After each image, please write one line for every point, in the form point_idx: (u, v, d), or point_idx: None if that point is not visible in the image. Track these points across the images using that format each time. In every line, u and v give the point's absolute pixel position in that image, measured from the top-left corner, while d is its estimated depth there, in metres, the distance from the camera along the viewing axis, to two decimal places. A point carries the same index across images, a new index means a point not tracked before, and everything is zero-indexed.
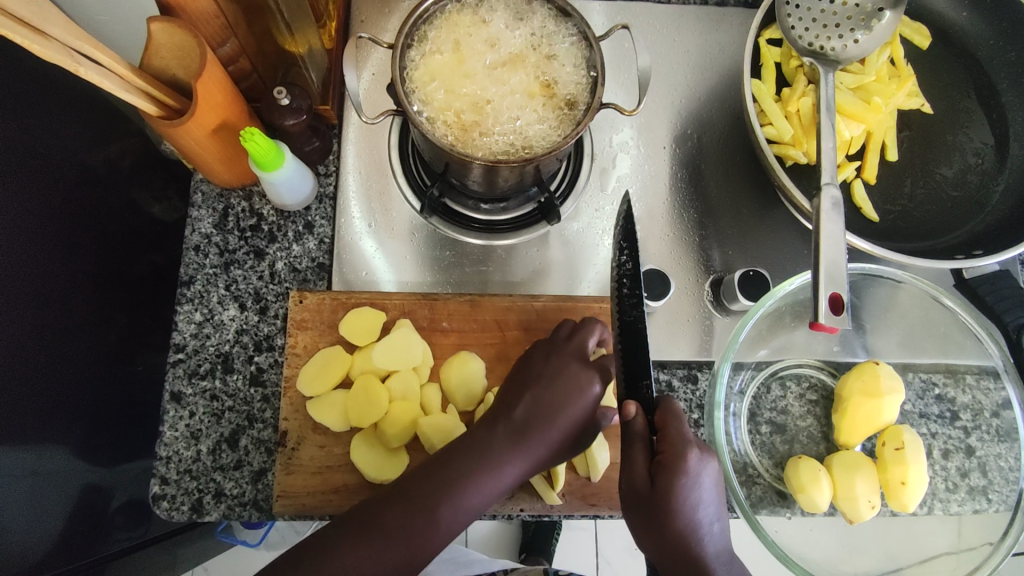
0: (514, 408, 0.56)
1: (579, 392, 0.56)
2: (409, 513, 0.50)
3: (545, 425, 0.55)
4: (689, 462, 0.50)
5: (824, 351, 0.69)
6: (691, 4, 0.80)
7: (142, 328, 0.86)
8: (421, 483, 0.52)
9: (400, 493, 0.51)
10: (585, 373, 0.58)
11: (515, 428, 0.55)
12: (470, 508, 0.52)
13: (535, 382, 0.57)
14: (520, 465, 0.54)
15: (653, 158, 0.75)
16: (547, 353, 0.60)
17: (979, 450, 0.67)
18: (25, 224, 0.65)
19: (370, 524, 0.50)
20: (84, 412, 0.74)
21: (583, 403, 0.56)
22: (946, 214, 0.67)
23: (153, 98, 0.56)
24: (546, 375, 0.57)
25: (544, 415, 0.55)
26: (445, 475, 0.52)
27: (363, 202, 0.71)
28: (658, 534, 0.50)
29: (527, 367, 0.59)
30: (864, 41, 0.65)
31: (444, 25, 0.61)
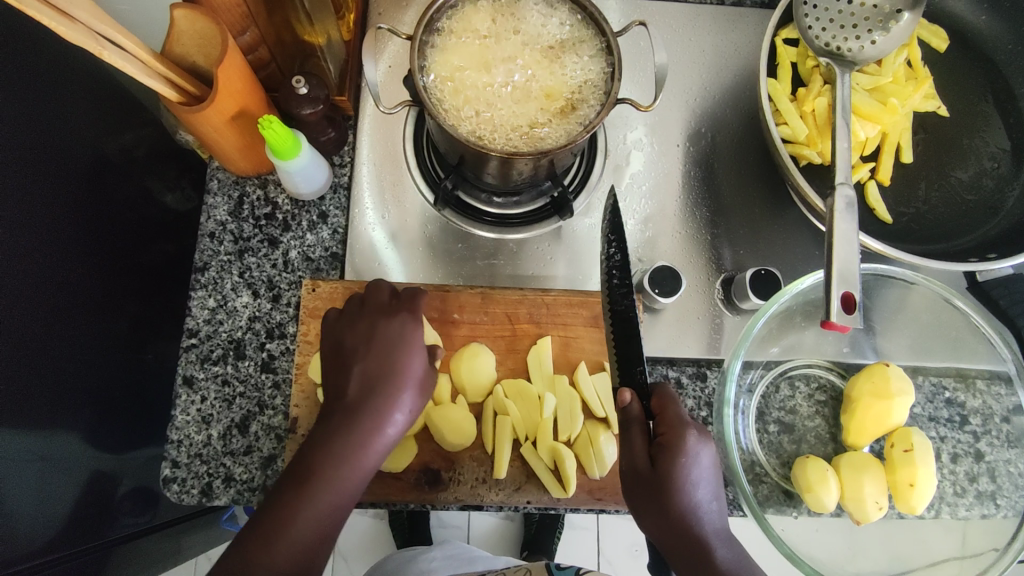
0: (349, 389, 0.55)
1: (400, 338, 0.57)
2: (300, 491, 0.50)
3: (382, 396, 0.54)
4: (688, 441, 0.52)
5: (834, 352, 0.69)
6: (707, 3, 0.81)
7: (152, 315, 0.86)
8: (304, 465, 0.52)
9: (299, 471, 0.52)
10: (397, 318, 0.58)
11: (360, 403, 0.54)
12: (354, 480, 0.52)
13: (359, 352, 0.56)
14: (360, 448, 0.52)
15: (666, 156, 0.75)
16: (353, 317, 0.59)
17: (989, 456, 0.66)
18: (41, 209, 0.66)
19: (274, 516, 0.50)
20: (94, 398, 0.75)
21: (408, 353, 0.56)
22: (960, 217, 0.67)
23: (174, 84, 0.56)
24: (371, 337, 0.57)
25: (379, 384, 0.55)
26: (327, 459, 0.51)
27: (377, 193, 0.72)
28: (658, 515, 0.50)
29: (344, 332, 0.58)
30: (881, 43, 0.65)
31: (463, 17, 0.61)
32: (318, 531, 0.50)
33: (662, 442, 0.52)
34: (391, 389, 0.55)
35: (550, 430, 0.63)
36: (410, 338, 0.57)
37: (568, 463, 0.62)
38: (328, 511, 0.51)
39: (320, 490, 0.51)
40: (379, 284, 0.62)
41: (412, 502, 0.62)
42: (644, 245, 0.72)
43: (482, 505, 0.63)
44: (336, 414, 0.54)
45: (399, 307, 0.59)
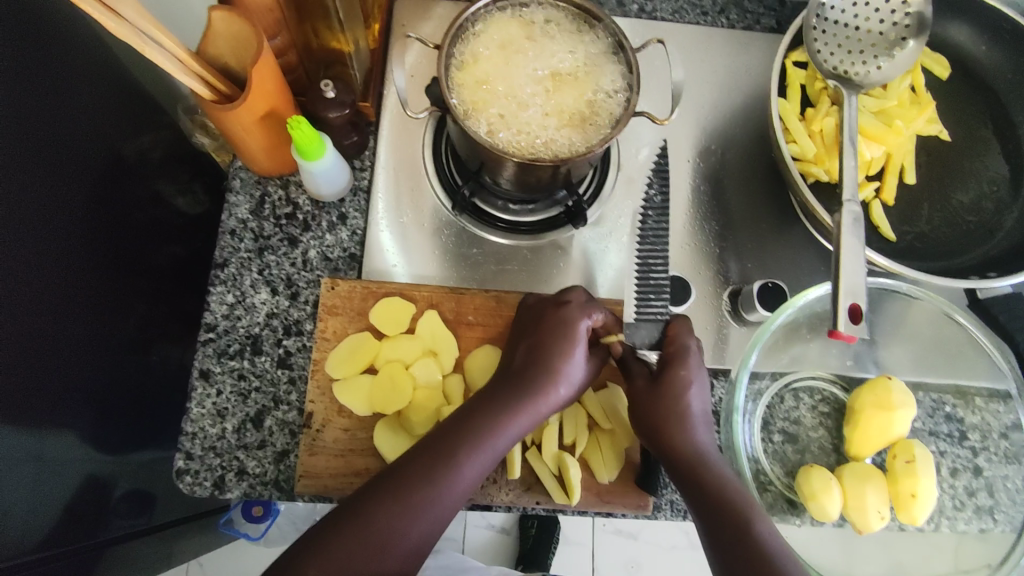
0: (513, 363, 0.61)
1: (566, 326, 0.61)
2: (422, 466, 0.54)
3: (540, 373, 0.59)
4: (689, 359, 0.60)
5: (837, 365, 0.71)
6: (720, 26, 0.84)
7: (149, 318, 0.88)
8: (429, 443, 0.56)
9: (428, 448, 0.56)
10: (566, 312, 0.62)
11: (515, 378, 0.60)
12: (492, 453, 0.56)
13: (528, 333, 0.62)
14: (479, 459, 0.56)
15: (675, 171, 0.78)
16: (530, 307, 0.65)
17: (987, 471, 0.68)
18: (64, 201, 0.68)
19: (381, 488, 0.53)
20: (95, 398, 0.75)
21: (573, 345, 0.60)
22: (960, 238, 0.69)
23: (207, 83, 0.58)
24: (538, 320, 0.62)
25: (539, 361, 0.60)
26: (461, 433, 0.56)
27: (394, 198, 0.73)
28: (651, 414, 0.59)
29: (521, 322, 0.64)
30: (887, 68, 0.68)
31: (487, 30, 0.64)
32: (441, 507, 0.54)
33: (665, 360, 0.60)
34: (550, 372, 0.59)
35: (555, 437, 0.64)
36: (576, 325, 0.61)
37: (573, 472, 0.62)
38: (452, 476, 0.54)
39: (442, 457, 0.55)
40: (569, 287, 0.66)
41: None
42: None
43: (491, 505, 0.64)
44: (510, 391, 0.59)
45: (568, 298, 0.63)
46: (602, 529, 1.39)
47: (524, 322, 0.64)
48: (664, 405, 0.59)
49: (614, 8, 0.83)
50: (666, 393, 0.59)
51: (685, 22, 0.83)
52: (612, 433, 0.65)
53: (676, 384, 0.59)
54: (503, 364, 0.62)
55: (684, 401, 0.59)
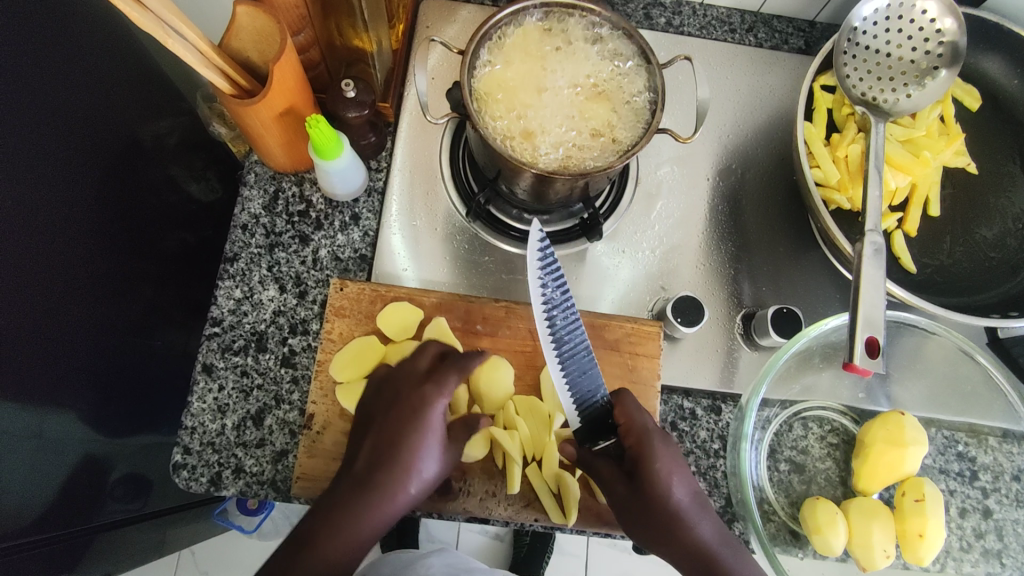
0: (357, 459, 0.55)
1: (417, 411, 0.56)
2: (305, 549, 0.50)
3: (385, 469, 0.53)
4: (655, 444, 0.55)
5: (849, 397, 0.69)
6: (747, 44, 0.82)
7: (156, 301, 0.87)
8: (304, 529, 0.51)
9: (299, 533, 0.51)
10: (422, 396, 0.57)
11: (358, 477, 0.53)
12: (355, 546, 0.51)
13: (380, 423, 0.56)
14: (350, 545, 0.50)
15: (694, 189, 0.76)
16: (384, 385, 0.60)
17: (997, 513, 0.66)
18: (78, 183, 0.68)
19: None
20: (97, 380, 0.75)
21: (423, 432, 0.55)
22: (981, 273, 0.68)
23: (228, 76, 0.58)
24: (387, 408, 0.57)
25: (383, 454, 0.54)
26: (332, 519, 0.51)
27: (408, 200, 0.73)
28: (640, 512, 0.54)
29: (372, 404, 0.59)
30: (916, 97, 0.68)
31: (514, 37, 0.63)
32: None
33: (632, 453, 0.55)
34: (398, 461, 0.53)
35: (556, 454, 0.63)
36: (428, 416, 0.56)
37: (572, 493, 0.61)
38: (349, 553, 0.50)
39: (337, 540, 0.50)
40: (424, 348, 0.61)
41: (420, 509, 0.62)
42: (668, 274, 0.73)
43: (489, 519, 0.63)
44: (349, 492, 0.53)
45: (431, 381, 0.58)
46: (597, 541, 1.38)
47: (374, 403, 0.59)
48: (648, 504, 0.53)
49: (642, 21, 0.82)
50: (647, 491, 0.54)
51: (712, 39, 0.82)
52: None
53: (655, 478, 0.54)
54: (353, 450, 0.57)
55: (667, 496, 0.53)
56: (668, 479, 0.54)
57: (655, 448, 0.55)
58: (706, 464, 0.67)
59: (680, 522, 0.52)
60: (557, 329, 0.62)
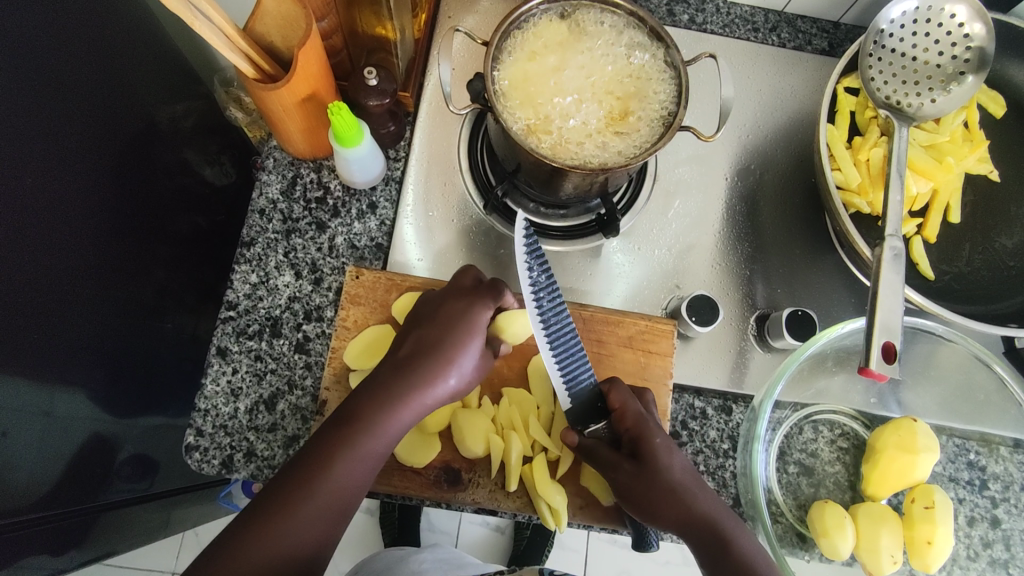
0: (401, 348, 0.57)
1: (464, 315, 0.58)
2: (338, 434, 0.52)
3: (432, 362, 0.55)
4: (651, 424, 0.57)
5: (861, 402, 0.69)
6: (770, 43, 0.82)
7: (167, 283, 0.88)
8: (342, 415, 0.53)
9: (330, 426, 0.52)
10: (472, 297, 0.59)
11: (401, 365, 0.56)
12: (381, 432, 0.53)
13: (430, 315, 0.59)
14: (379, 441, 0.52)
15: (710, 188, 0.76)
16: (430, 295, 0.62)
17: (1005, 523, 0.66)
18: (95, 163, 0.68)
19: (319, 451, 0.51)
20: (108, 360, 0.75)
21: (469, 335, 0.57)
22: (999, 283, 0.67)
23: (251, 60, 0.58)
24: (430, 307, 0.59)
25: (424, 344, 0.56)
26: (368, 404, 0.53)
27: (425, 191, 0.73)
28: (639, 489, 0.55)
29: (419, 309, 0.61)
30: (941, 102, 0.67)
31: (538, 30, 0.63)
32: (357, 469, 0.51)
33: (630, 431, 0.57)
34: (440, 361, 0.55)
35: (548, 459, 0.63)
36: (473, 317, 0.58)
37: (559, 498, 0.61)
38: (376, 449, 0.53)
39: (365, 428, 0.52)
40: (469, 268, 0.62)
41: (428, 499, 0.62)
42: (682, 273, 0.73)
43: (497, 511, 0.63)
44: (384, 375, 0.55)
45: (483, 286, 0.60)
46: (598, 537, 1.38)
47: (418, 310, 0.61)
48: (653, 481, 0.55)
49: (664, 17, 0.81)
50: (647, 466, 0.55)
51: (735, 37, 0.82)
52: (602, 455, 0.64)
53: (653, 453, 0.55)
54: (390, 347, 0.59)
55: (666, 474, 0.55)
56: (669, 458, 0.55)
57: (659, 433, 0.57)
58: (716, 464, 0.67)
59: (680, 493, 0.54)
60: (545, 314, 0.61)
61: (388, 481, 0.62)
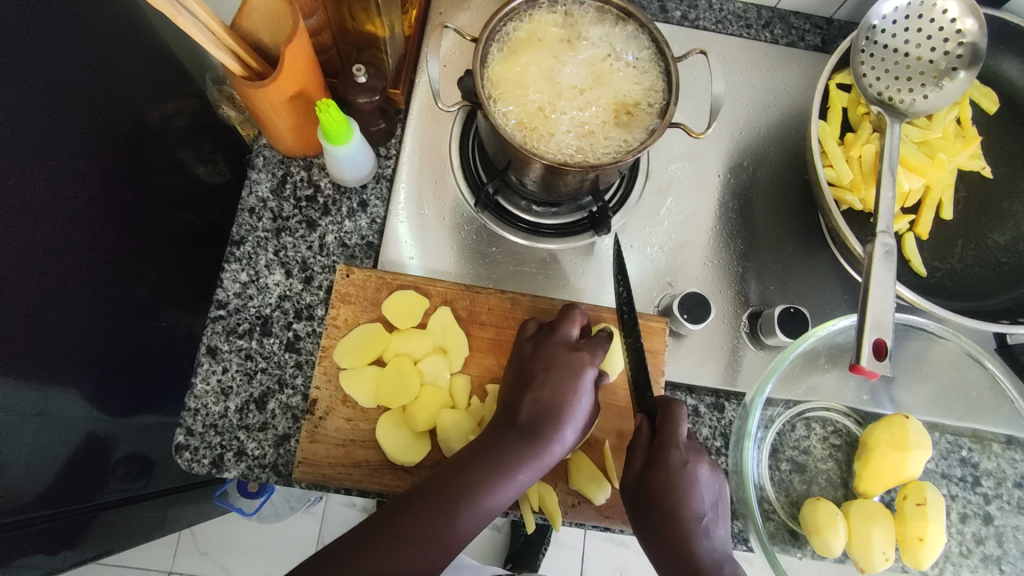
0: (519, 414, 0.57)
1: (573, 377, 0.58)
2: (435, 501, 0.53)
3: (548, 428, 0.56)
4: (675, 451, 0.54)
5: (853, 399, 0.69)
6: (763, 39, 0.82)
7: (161, 282, 0.87)
8: (439, 484, 0.54)
9: (423, 496, 0.54)
10: (577, 362, 0.59)
11: (523, 430, 0.56)
12: (487, 510, 0.54)
13: (537, 380, 0.58)
14: (479, 508, 0.54)
15: (703, 185, 0.76)
16: (532, 342, 0.61)
17: (998, 519, 0.66)
18: (87, 162, 0.68)
19: (413, 513, 0.53)
20: (102, 359, 0.75)
21: (581, 395, 0.58)
22: (991, 279, 0.67)
23: (239, 57, 0.57)
24: (541, 367, 0.59)
25: (550, 414, 0.57)
26: (461, 480, 0.54)
27: (416, 189, 0.72)
28: (661, 534, 0.53)
29: (524, 359, 0.60)
30: (933, 98, 0.67)
31: (528, 27, 0.63)
32: (449, 547, 0.53)
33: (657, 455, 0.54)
34: (559, 428, 0.56)
35: None
36: (582, 379, 0.58)
37: (551, 500, 0.61)
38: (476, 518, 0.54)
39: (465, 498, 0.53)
40: (569, 315, 0.62)
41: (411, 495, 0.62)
42: (674, 270, 0.73)
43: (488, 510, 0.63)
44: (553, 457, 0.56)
45: (581, 347, 0.60)
46: (595, 534, 1.38)
47: (526, 361, 0.60)
48: (665, 507, 0.53)
49: (656, 14, 0.81)
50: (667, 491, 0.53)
51: (728, 33, 0.81)
52: (589, 450, 0.64)
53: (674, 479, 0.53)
54: (503, 404, 0.59)
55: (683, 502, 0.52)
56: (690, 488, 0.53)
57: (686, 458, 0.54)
58: None
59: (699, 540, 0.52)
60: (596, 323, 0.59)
61: (378, 480, 0.61)
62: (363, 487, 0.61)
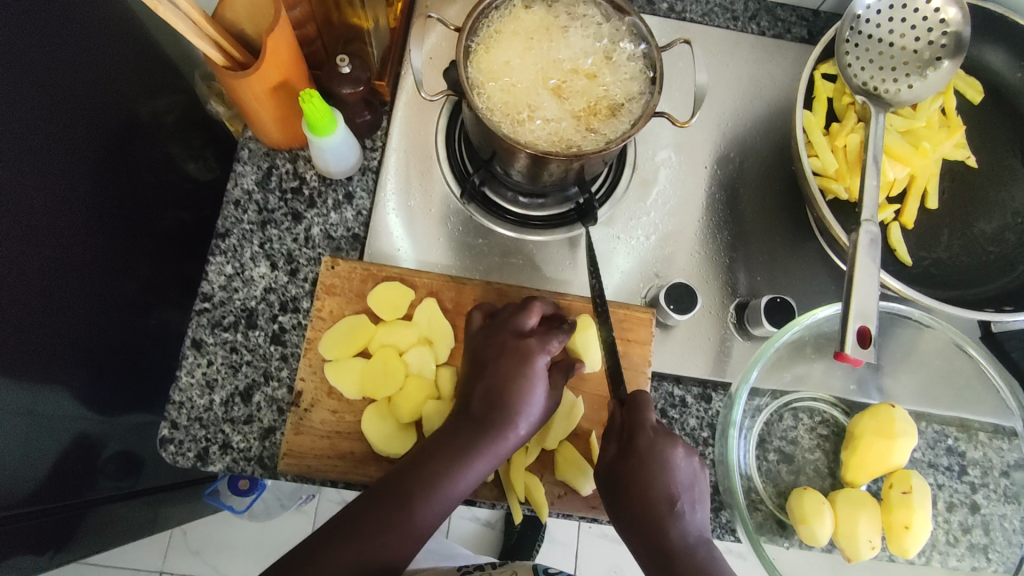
0: (471, 405, 0.58)
1: (523, 364, 0.58)
2: (400, 491, 0.54)
3: (498, 417, 0.56)
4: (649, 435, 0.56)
5: (840, 388, 0.69)
6: (750, 31, 0.82)
7: (151, 279, 0.87)
8: (403, 475, 0.55)
9: (386, 488, 0.55)
10: (525, 348, 0.59)
11: (475, 420, 0.57)
12: (448, 499, 0.55)
13: (487, 370, 0.59)
14: (440, 497, 0.55)
15: (691, 176, 0.76)
16: (486, 331, 0.61)
17: (984, 508, 0.66)
18: (74, 156, 0.67)
19: (379, 504, 0.54)
20: (91, 356, 0.75)
21: (533, 382, 0.58)
22: (977, 268, 0.67)
23: (222, 48, 0.57)
24: (490, 356, 0.59)
25: (500, 403, 0.57)
26: (418, 471, 0.55)
27: (403, 181, 0.72)
28: (634, 516, 0.55)
29: (476, 348, 0.61)
30: (918, 87, 0.67)
31: (513, 16, 0.63)
32: (414, 537, 0.54)
33: (631, 438, 0.56)
34: (511, 417, 0.57)
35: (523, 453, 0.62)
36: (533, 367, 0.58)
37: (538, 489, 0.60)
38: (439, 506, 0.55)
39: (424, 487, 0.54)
40: (528, 307, 0.62)
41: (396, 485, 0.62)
42: (661, 261, 0.73)
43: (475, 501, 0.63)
44: (509, 444, 0.57)
45: (532, 333, 0.60)
46: (589, 530, 1.38)
47: (479, 349, 0.60)
48: (636, 487, 0.55)
49: (644, 6, 0.81)
50: (641, 470, 0.55)
51: (715, 25, 0.82)
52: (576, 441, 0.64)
53: (649, 460, 0.55)
54: (460, 395, 0.60)
55: (657, 482, 0.55)
56: (661, 469, 0.55)
57: (656, 438, 0.56)
58: (694, 452, 0.67)
59: (668, 520, 0.54)
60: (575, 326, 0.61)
61: (364, 472, 0.61)
62: (348, 479, 0.61)
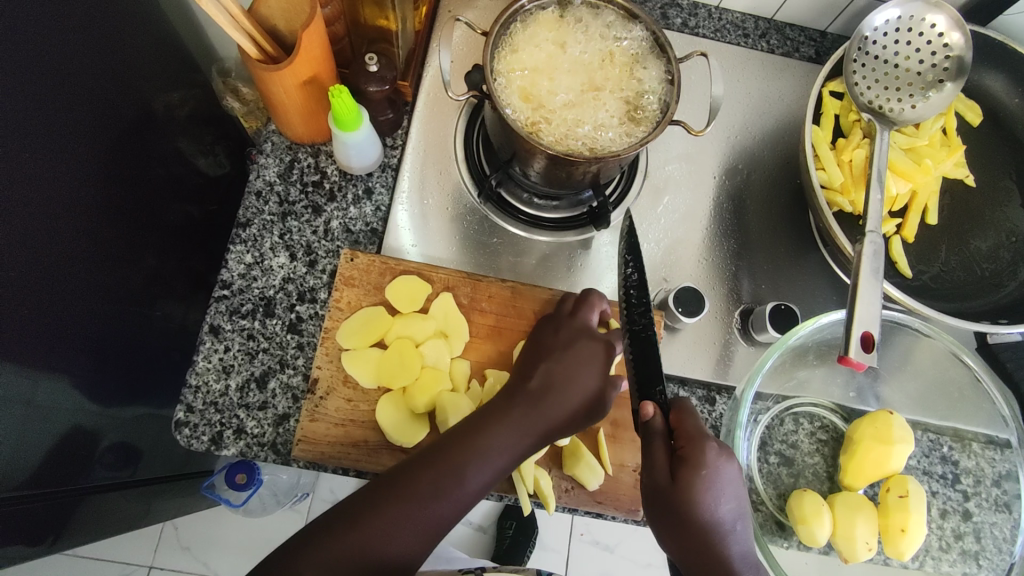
0: (531, 379, 0.59)
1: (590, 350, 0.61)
2: (440, 467, 0.53)
3: (562, 397, 0.58)
4: (708, 454, 0.52)
5: (840, 396, 0.71)
6: (759, 48, 0.85)
7: (156, 269, 0.88)
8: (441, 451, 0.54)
9: (429, 461, 0.54)
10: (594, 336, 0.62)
11: (534, 397, 0.58)
12: (489, 474, 0.55)
13: (554, 354, 0.61)
14: (483, 470, 0.54)
15: (699, 185, 0.78)
16: (551, 322, 0.64)
17: (976, 516, 0.68)
18: (94, 143, 0.69)
19: (414, 482, 0.53)
20: (98, 341, 0.75)
21: (593, 367, 0.60)
22: (973, 283, 0.70)
23: (255, 41, 0.59)
24: (559, 341, 0.62)
25: (561, 385, 0.59)
26: (469, 446, 0.55)
27: (421, 178, 0.74)
28: (676, 534, 0.51)
29: (542, 335, 0.63)
30: (921, 108, 0.70)
31: (536, 24, 0.65)
32: (447, 511, 0.53)
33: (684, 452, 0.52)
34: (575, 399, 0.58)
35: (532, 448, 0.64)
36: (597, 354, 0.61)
37: (544, 482, 0.62)
38: (477, 483, 0.54)
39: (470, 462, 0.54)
40: (586, 297, 0.65)
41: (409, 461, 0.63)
42: (670, 266, 0.75)
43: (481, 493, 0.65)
44: (558, 424, 0.58)
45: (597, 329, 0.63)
46: (579, 538, 1.39)
47: (547, 336, 0.63)
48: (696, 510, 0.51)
49: (658, 20, 0.84)
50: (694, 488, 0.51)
51: (725, 41, 0.85)
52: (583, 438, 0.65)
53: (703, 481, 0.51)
54: (517, 375, 0.61)
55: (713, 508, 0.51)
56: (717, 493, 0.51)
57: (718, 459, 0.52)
58: None
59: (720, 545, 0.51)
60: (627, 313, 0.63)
61: (375, 460, 0.62)
62: (360, 467, 0.62)
